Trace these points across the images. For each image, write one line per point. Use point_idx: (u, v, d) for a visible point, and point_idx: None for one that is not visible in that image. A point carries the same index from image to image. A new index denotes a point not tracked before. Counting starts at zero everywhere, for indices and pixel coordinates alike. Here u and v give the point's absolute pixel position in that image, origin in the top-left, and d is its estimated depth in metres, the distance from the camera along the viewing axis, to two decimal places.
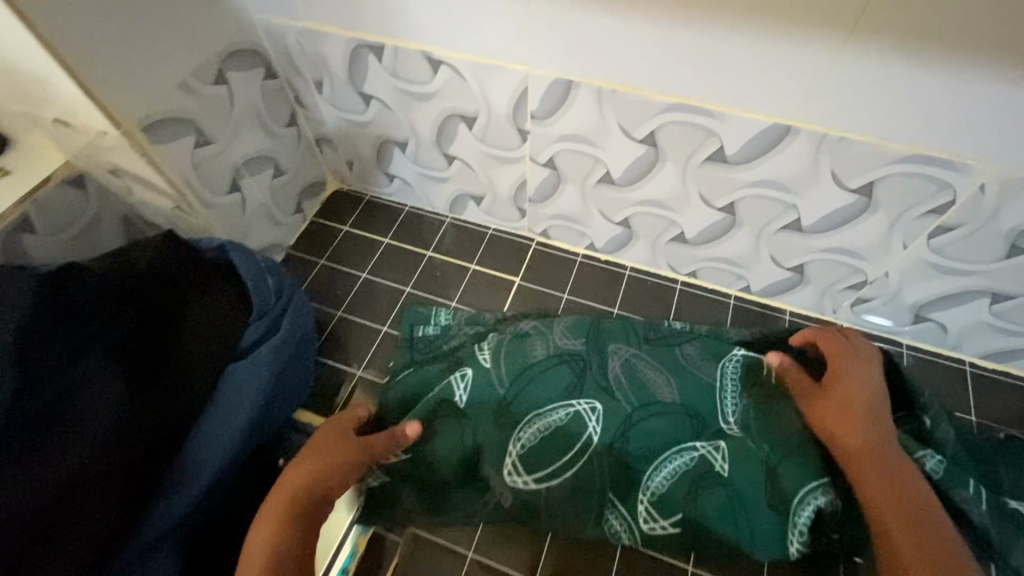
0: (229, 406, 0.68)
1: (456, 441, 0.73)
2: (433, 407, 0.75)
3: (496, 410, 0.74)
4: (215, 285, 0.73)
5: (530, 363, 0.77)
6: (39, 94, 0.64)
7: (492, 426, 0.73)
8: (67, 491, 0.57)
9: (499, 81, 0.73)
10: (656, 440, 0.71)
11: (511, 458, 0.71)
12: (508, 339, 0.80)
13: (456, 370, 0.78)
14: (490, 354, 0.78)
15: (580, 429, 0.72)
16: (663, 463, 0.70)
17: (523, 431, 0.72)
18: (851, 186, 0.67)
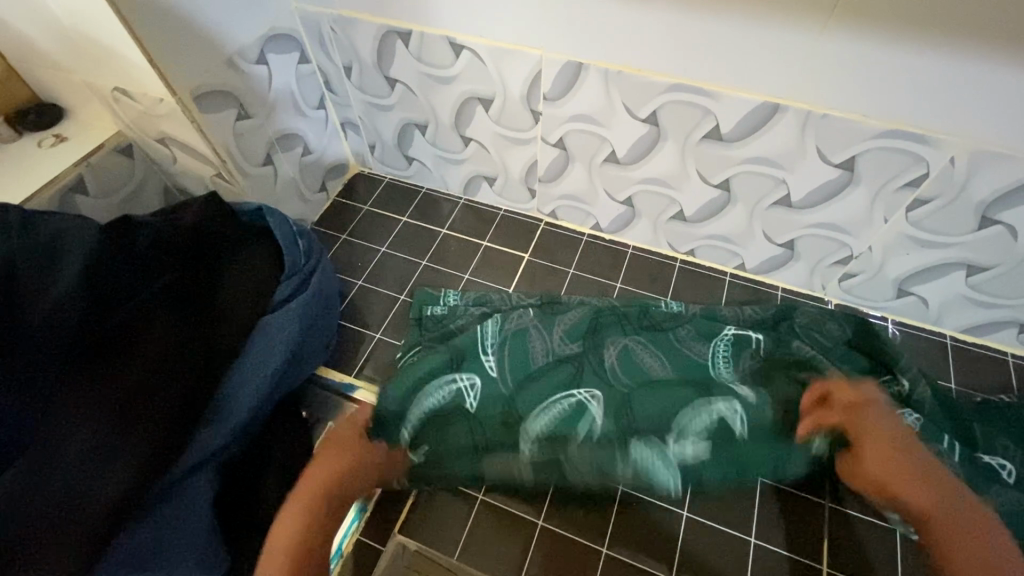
0: (263, 352, 0.74)
1: (468, 439, 0.78)
2: (446, 408, 0.79)
3: (505, 409, 0.79)
4: (252, 245, 0.80)
5: (532, 366, 0.82)
6: (105, 64, 0.71)
7: (502, 429, 0.78)
8: (123, 408, 0.62)
9: (515, 64, 0.81)
10: (670, 408, 0.77)
11: (525, 449, 0.77)
12: (509, 343, 0.84)
13: (460, 371, 0.81)
14: (494, 361, 0.82)
15: (588, 413, 0.78)
16: (687, 427, 0.75)
17: (533, 424, 0.78)
18: (835, 161, 0.74)
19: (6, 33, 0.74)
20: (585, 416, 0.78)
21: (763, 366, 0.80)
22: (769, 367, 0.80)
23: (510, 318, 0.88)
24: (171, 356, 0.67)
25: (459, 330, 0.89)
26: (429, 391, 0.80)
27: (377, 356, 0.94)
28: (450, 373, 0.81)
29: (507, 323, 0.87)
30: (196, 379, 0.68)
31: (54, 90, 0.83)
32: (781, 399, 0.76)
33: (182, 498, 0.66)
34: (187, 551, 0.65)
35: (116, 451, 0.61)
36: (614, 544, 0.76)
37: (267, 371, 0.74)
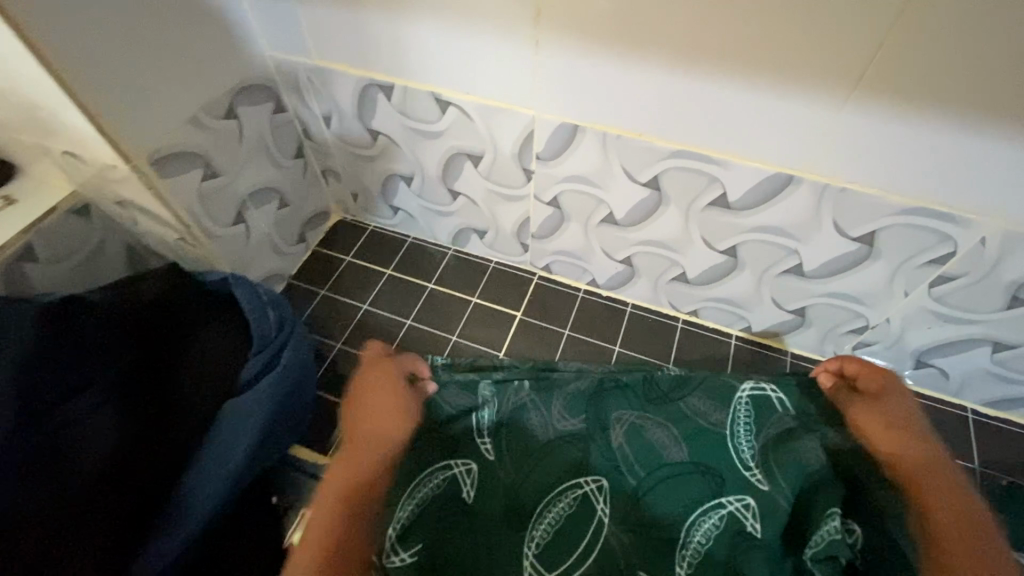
0: (224, 449, 0.66)
1: (473, 546, 0.66)
2: (443, 503, 0.68)
3: (507, 504, 0.70)
4: (216, 319, 0.73)
5: (534, 448, 0.73)
6: (54, 129, 0.65)
7: (505, 528, 0.68)
8: (64, 526, 0.56)
9: (506, 122, 0.74)
10: (679, 500, 0.69)
11: (528, 559, 0.66)
12: (508, 423, 0.75)
13: (454, 460, 0.71)
14: (493, 443, 0.73)
15: (592, 509, 0.69)
16: (697, 523, 0.67)
17: (536, 527, 0.68)
18: (853, 235, 0.68)
19: None
20: (586, 519, 0.69)
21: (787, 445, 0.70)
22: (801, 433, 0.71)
23: (506, 391, 0.76)
24: (115, 475, 0.60)
25: (448, 402, 0.75)
26: (420, 490, 0.68)
27: None
28: (444, 463, 0.71)
29: (505, 398, 0.76)
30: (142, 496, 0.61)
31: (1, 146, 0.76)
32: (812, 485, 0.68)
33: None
34: None
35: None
36: None
37: (225, 474, 0.65)
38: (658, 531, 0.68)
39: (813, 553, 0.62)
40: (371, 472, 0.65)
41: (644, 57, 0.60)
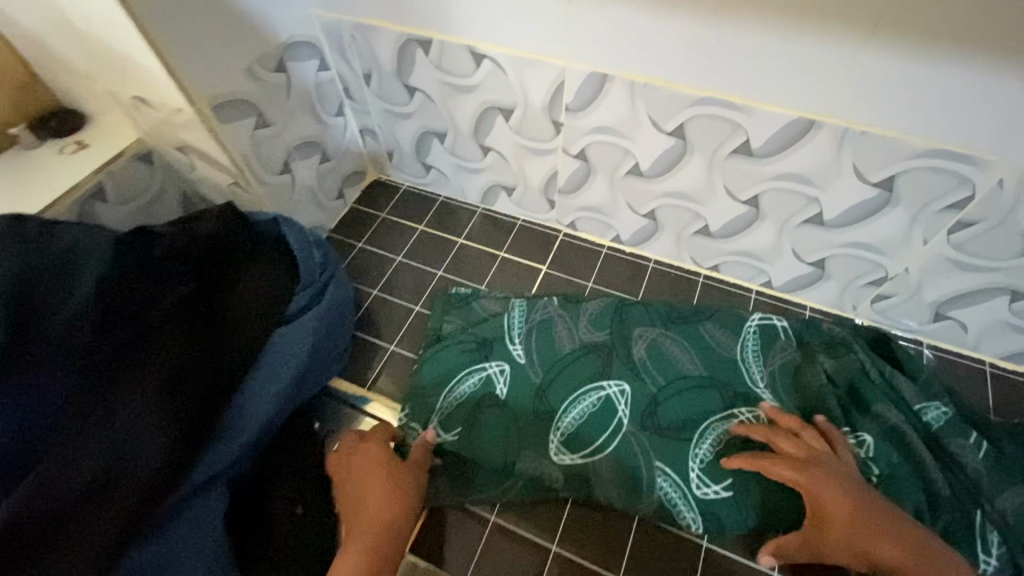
0: (271, 373, 0.74)
1: (499, 431, 0.80)
2: (475, 398, 0.83)
3: (534, 397, 0.83)
4: (265, 257, 0.79)
5: (559, 355, 0.86)
6: (128, 75, 0.71)
7: (532, 415, 0.81)
8: (136, 426, 0.61)
9: (538, 75, 0.78)
10: (692, 410, 0.79)
11: (553, 442, 0.79)
12: (535, 332, 0.89)
13: (489, 362, 0.87)
14: (523, 349, 0.87)
15: (614, 408, 0.81)
16: (706, 433, 0.77)
17: (562, 420, 0.80)
18: (873, 180, 0.70)
19: (29, 39, 0.74)
20: (609, 418, 0.80)
21: (788, 369, 0.82)
22: (803, 360, 0.83)
23: (536, 307, 0.93)
24: (181, 380, 0.65)
25: (488, 315, 0.93)
26: (460, 384, 0.85)
27: (391, 369, 0.92)
28: (481, 363, 0.87)
29: (534, 314, 0.92)
30: (200, 405, 0.66)
31: (76, 95, 0.83)
32: (808, 393, 0.79)
33: (169, 536, 0.63)
34: (195, 565, 0.63)
35: (123, 479, 0.60)
36: None
37: (272, 393, 0.73)
38: (667, 432, 0.78)
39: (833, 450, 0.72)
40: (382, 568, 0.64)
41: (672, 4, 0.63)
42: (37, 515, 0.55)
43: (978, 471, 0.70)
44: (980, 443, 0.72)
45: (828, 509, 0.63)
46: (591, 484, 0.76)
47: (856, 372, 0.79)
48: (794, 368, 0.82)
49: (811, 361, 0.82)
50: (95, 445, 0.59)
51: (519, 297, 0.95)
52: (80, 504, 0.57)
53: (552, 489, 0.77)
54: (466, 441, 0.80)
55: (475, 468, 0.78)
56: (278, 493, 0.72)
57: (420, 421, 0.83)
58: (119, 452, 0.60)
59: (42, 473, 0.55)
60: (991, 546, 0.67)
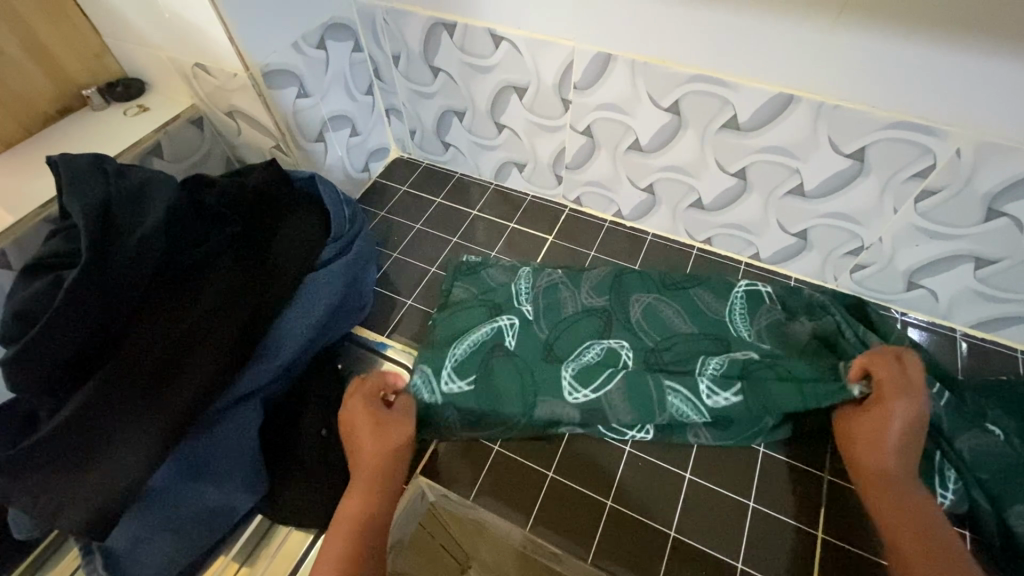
0: (304, 309, 0.81)
1: (514, 375, 0.85)
2: (488, 344, 0.89)
3: (543, 349, 0.89)
4: (303, 210, 0.88)
5: (565, 314, 0.94)
6: (194, 43, 0.83)
7: (542, 363, 0.87)
8: (190, 340, 0.70)
9: (550, 55, 0.88)
10: (687, 355, 0.87)
11: (566, 379, 0.84)
12: (542, 296, 0.97)
13: (501, 316, 0.93)
14: (532, 309, 0.95)
15: (616, 358, 0.87)
16: (709, 360, 0.84)
17: (571, 365, 0.86)
18: (846, 151, 0.79)
19: (108, 13, 0.86)
20: (613, 362, 0.86)
21: (773, 330, 0.90)
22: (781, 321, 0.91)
23: (541, 276, 1.00)
24: (228, 306, 0.73)
25: (497, 282, 1.00)
26: (472, 335, 0.90)
27: (407, 320, 1.00)
28: (493, 318, 0.93)
29: (540, 283, 0.99)
30: (244, 328, 0.74)
31: (139, 64, 0.94)
32: (794, 346, 0.87)
33: (213, 439, 0.71)
34: (233, 469, 0.72)
35: (176, 385, 0.68)
36: (619, 496, 0.79)
37: (306, 325, 0.81)
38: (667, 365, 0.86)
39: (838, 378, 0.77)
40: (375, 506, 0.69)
41: None
42: (110, 404, 0.63)
43: (939, 418, 0.76)
44: (942, 393, 0.78)
45: (890, 419, 0.69)
46: (607, 411, 0.82)
47: (832, 332, 0.86)
48: (777, 328, 0.91)
49: (795, 322, 0.90)
50: (155, 352, 0.67)
51: (527, 266, 1.03)
52: (140, 402, 0.65)
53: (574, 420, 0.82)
54: (481, 387, 0.84)
55: (499, 392, 0.84)
56: (305, 418, 0.80)
57: (430, 366, 0.86)
58: (173, 361, 0.68)
59: (113, 370, 0.64)
60: (949, 482, 0.74)
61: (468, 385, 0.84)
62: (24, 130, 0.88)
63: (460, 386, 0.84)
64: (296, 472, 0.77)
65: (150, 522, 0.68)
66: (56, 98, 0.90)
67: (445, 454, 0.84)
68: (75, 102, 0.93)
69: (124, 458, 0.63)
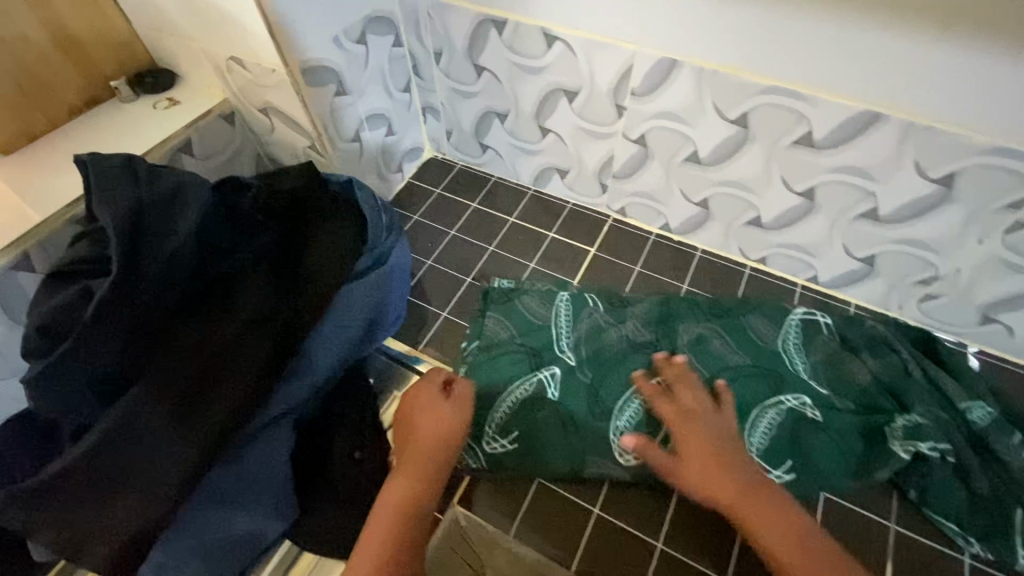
0: (340, 324, 0.78)
1: (560, 431, 0.80)
2: (531, 400, 0.83)
3: (588, 397, 0.83)
4: (340, 215, 0.83)
5: (610, 351, 0.87)
6: (232, 36, 0.78)
7: (588, 416, 0.81)
8: (223, 358, 0.65)
9: (607, 59, 0.82)
10: (740, 399, 0.81)
11: (615, 442, 0.79)
12: (584, 335, 0.90)
13: (540, 368, 0.86)
14: (573, 352, 0.88)
15: None
16: (760, 419, 0.80)
17: (619, 421, 0.81)
18: (933, 176, 0.72)
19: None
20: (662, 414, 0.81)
21: (835, 368, 0.83)
22: (842, 354, 0.85)
23: (583, 313, 0.92)
24: (262, 320, 0.69)
25: (533, 313, 0.93)
26: (512, 390, 0.84)
27: (442, 334, 0.96)
28: (531, 370, 0.86)
29: (581, 321, 0.92)
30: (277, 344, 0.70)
31: (169, 55, 0.89)
32: (854, 391, 0.81)
33: (246, 462, 0.67)
34: (263, 493, 0.68)
35: (208, 406, 0.63)
36: (670, 539, 0.74)
37: (340, 341, 0.77)
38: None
39: (900, 444, 0.75)
40: (410, 495, 0.66)
41: None
42: (140, 426, 0.59)
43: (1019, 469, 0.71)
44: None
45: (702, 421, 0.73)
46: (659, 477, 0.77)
47: (899, 371, 0.81)
48: (836, 363, 0.84)
49: (857, 358, 0.84)
50: (187, 371, 0.63)
51: (565, 291, 0.96)
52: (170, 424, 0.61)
53: (624, 484, 0.78)
54: (525, 446, 0.79)
55: (545, 452, 0.79)
56: (336, 441, 0.76)
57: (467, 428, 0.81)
58: (206, 380, 0.64)
59: (142, 390, 0.60)
60: None
61: (511, 442, 0.80)
62: (49, 122, 0.84)
63: (504, 444, 0.80)
64: (328, 499, 0.72)
65: (175, 551, 0.64)
66: (83, 89, 0.85)
67: (480, 489, 0.79)
68: (102, 93, 0.88)
69: (153, 484, 0.59)
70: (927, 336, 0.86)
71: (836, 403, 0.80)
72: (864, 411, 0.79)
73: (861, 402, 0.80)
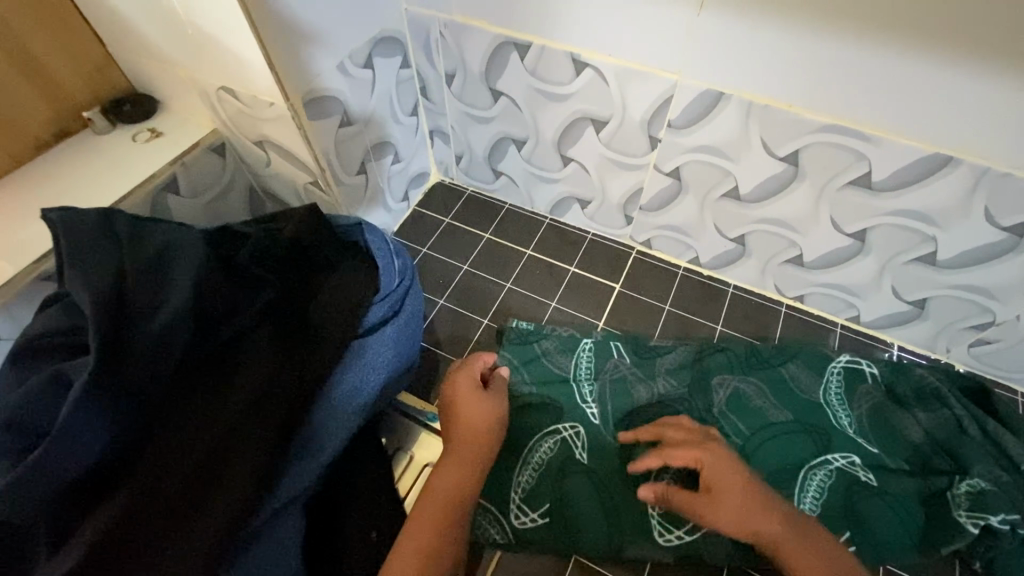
0: (352, 388, 0.69)
1: (593, 505, 0.74)
2: (557, 466, 0.77)
3: (618, 461, 0.77)
4: (346, 264, 0.74)
5: (638, 409, 0.81)
6: (222, 65, 0.69)
7: (622, 487, 0.75)
8: (225, 443, 0.56)
9: (642, 89, 0.75)
10: (783, 461, 0.76)
11: (654, 516, 0.73)
12: (610, 390, 0.83)
13: (563, 424, 0.80)
14: (597, 408, 0.81)
15: None
16: (807, 483, 0.74)
17: None
18: (1003, 224, 0.66)
19: (114, 21, 0.71)
20: None
21: (882, 424, 0.78)
22: (890, 407, 0.79)
23: (607, 366, 0.86)
24: (268, 394, 0.60)
25: (552, 360, 0.86)
26: (535, 455, 0.78)
27: None
28: (553, 426, 0.80)
29: (604, 371, 0.85)
30: (286, 420, 0.61)
31: (149, 80, 0.79)
32: (905, 449, 0.76)
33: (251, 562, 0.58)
34: None
35: (210, 504, 0.54)
36: None
37: (352, 408, 0.69)
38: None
39: (965, 514, 0.69)
40: (468, 486, 0.62)
41: (803, 26, 0.60)
42: (129, 539, 0.51)
43: None
44: None
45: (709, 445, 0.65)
46: (703, 554, 0.71)
47: (953, 427, 0.75)
48: (883, 416, 0.79)
49: (907, 411, 0.79)
50: (183, 463, 0.54)
51: (588, 338, 0.89)
52: (165, 531, 0.52)
53: (667, 563, 0.72)
54: (557, 522, 0.73)
55: (580, 529, 0.73)
56: (349, 522, 0.67)
57: (489, 499, 0.75)
58: (206, 473, 0.55)
59: (130, 494, 0.51)
60: None
61: (542, 517, 0.74)
62: (12, 160, 0.74)
63: (535, 519, 0.74)
64: None
65: None
66: (52, 121, 0.75)
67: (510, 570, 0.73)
68: (74, 124, 0.78)
69: None
70: (980, 385, 0.81)
71: (886, 463, 0.75)
72: (916, 469, 0.74)
73: (915, 464, 0.75)
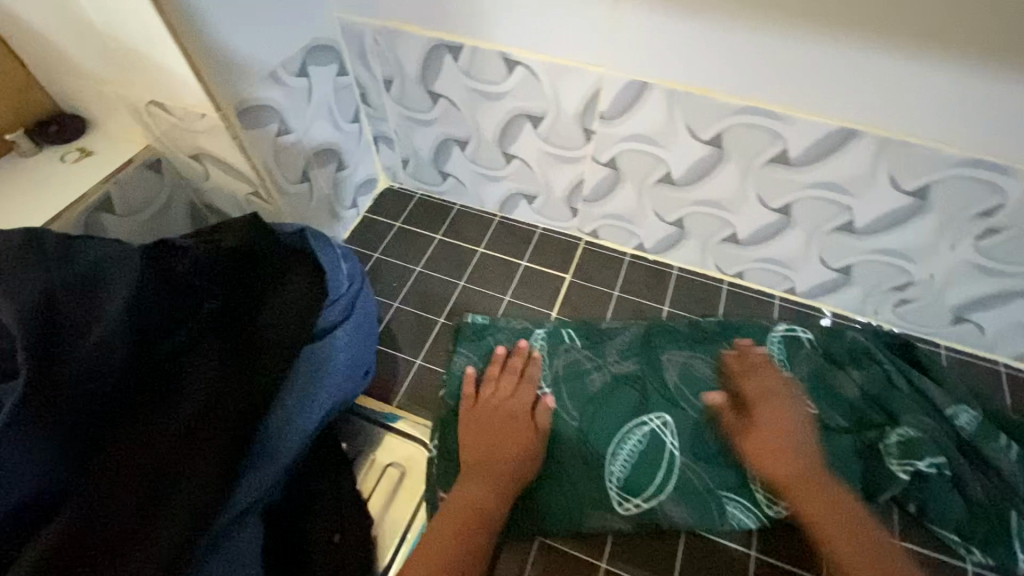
0: (303, 395, 0.68)
1: (555, 487, 0.76)
2: None
3: (577, 445, 0.79)
4: (296, 267, 0.71)
5: (592, 392, 0.83)
6: (150, 79, 0.68)
7: (582, 470, 0.77)
8: (173, 456, 0.55)
9: (571, 83, 0.78)
10: None
11: (613, 490, 0.75)
12: (565, 376, 0.85)
13: None
14: (553, 394, 0.83)
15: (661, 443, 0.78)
16: None
17: (613, 465, 0.77)
18: (907, 188, 0.72)
19: (32, 40, 0.70)
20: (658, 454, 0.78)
21: (820, 385, 0.83)
22: (826, 368, 0.84)
23: (560, 351, 0.88)
24: (218, 404, 0.58)
25: None
26: None
27: (419, 384, 0.89)
28: None
29: (558, 359, 0.87)
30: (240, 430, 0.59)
31: (76, 100, 0.78)
32: (843, 407, 0.80)
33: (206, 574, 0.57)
34: None
35: (161, 519, 0.53)
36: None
37: (305, 415, 0.68)
38: (717, 456, 0.77)
39: (898, 462, 0.74)
40: (489, 497, 0.69)
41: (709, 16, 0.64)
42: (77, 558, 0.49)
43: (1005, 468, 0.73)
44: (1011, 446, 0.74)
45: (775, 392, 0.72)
46: (662, 523, 0.74)
47: (884, 383, 0.81)
48: (821, 378, 0.83)
49: (842, 371, 0.84)
50: (129, 479, 0.53)
51: (540, 328, 0.91)
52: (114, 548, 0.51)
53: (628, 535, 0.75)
54: (521, 507, 0.75)
55: (544, 512, 0.75)
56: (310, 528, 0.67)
57: None
58: (155, 487, 0.54)
59: (75, 512, 0.51)
60: None
61: None
62: None
63: None
64: None
65: None
66: None
67: None
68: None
69: None
70: (905, 342, 0.87)
71: (826, 421, 0.79)
72: (854, 424, 0.79)
73: (852, 419, 0.80)
